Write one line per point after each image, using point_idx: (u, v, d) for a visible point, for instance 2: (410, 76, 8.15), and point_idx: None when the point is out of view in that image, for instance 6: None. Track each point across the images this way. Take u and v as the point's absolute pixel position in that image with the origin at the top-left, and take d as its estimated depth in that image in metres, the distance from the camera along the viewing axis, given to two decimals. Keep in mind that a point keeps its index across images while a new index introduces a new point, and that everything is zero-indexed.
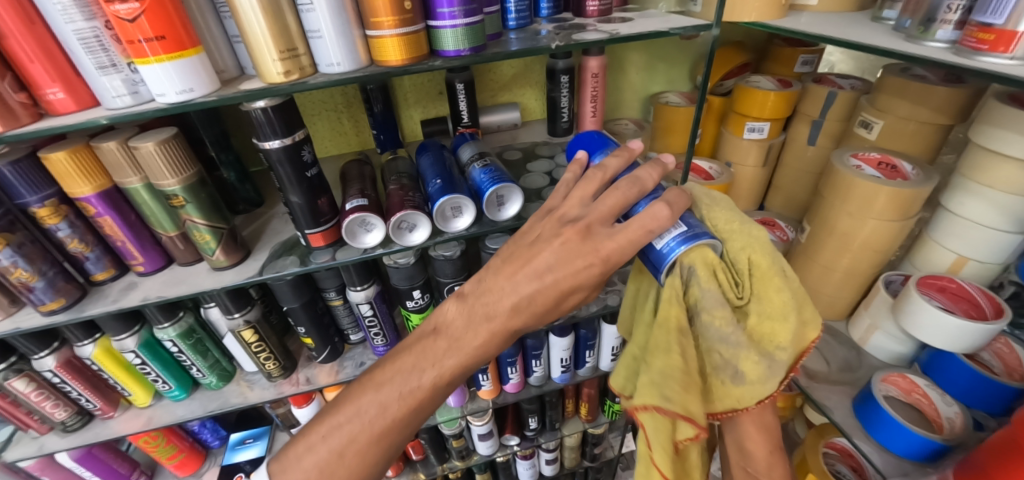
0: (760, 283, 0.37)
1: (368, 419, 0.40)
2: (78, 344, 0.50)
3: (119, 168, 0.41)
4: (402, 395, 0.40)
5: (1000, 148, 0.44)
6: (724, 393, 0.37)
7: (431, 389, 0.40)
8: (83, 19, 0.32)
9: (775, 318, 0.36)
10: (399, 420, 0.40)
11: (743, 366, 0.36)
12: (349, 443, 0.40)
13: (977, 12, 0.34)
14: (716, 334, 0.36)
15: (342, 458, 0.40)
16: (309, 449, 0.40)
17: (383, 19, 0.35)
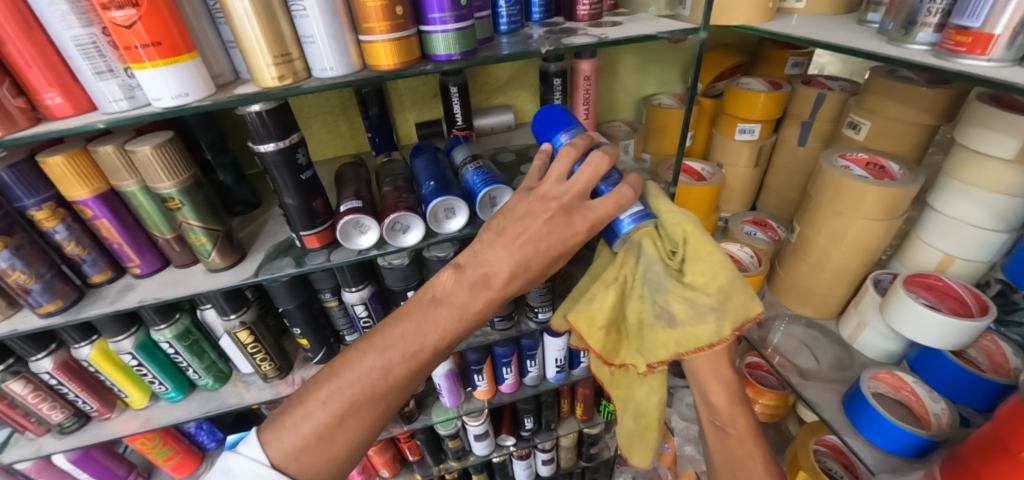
0: (694, 247, 0.42)
1: (370, 383, 0.41)
2: (75, 346, 0.51)
3: (116, 172, 0.42)
4: (405, 358, 0.42)
5: (986, 148, 0.45)
6: (661, 340, 0.43)
7: (432, 352, 0.42)
8: (81, 26, 0.33)
9: (705, 274, 0.42)
10: (400, 382, 0.42)
11: (672, 311, 0.42)
12: (351, 409, 0.41)
13: (955, 16, 0.35)
14: (646, 285, 0.43)
15: (343, 424, 0.42)
16: (306, 417, 0.41)
17: (375, 25, 0.36)
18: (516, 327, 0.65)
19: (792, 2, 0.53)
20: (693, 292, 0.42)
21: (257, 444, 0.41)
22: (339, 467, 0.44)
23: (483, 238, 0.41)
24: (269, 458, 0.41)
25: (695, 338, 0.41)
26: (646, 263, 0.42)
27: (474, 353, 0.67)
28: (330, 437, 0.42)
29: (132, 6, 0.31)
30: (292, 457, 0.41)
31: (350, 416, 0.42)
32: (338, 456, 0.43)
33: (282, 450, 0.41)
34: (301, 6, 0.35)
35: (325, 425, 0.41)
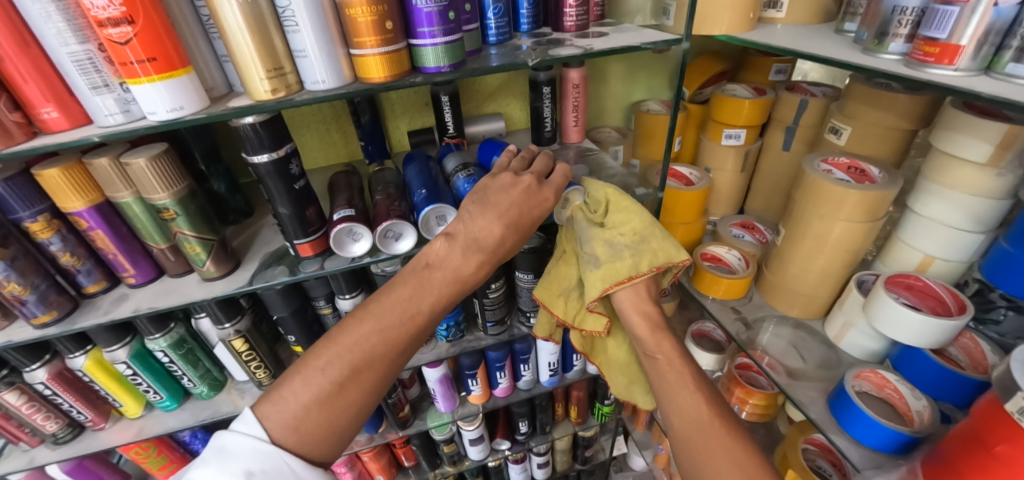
0: (614, 202, 0.51)
1: (369, 348, 0.41)
2: (69, 356, 0.51)
3: (110, 183, 0.42)
4: (404, 321, 0.42)
5: (960, 152, 0.46)
6: (593, 281, 0.50)
7: (429, 315, 0.43)
8: (77, 42, 0.34)
9: (621, 220, 0.50)
10: (398, 346, 0.42)
11: (598, 254, 0.50)
12: (352, 375, 0.40)
13: (923, 27, 0.37)
14: (579, 240, 0.52)
15: (342, 395, 0.40)
16: (306, 385, 0.39)
17: (366, 39, 0.37)
18: (509, 331, 0.65)
19: (772, 12, 0.55)
20: (611, 235, 0.50)
21: (253, 420, 0.38)
22: (341, 439, 0.41)
23: (470, 208, 0.44)
24: (268, 434, 0.38)
25: (617, 272, 0.49)
26: (577, 227, 0.52)
27: (468, 358, 0.68)
28: (333, 406, 0.39)
29: (128, 23, 0.32)
30: (294, 437, 0.38)
31: (350, 383, 0.40)
32: (341, 425, 0.40)
33: (281, 427, 0.38)
34: (293, 21, 0.36)
35: (326, 392, 0.39)
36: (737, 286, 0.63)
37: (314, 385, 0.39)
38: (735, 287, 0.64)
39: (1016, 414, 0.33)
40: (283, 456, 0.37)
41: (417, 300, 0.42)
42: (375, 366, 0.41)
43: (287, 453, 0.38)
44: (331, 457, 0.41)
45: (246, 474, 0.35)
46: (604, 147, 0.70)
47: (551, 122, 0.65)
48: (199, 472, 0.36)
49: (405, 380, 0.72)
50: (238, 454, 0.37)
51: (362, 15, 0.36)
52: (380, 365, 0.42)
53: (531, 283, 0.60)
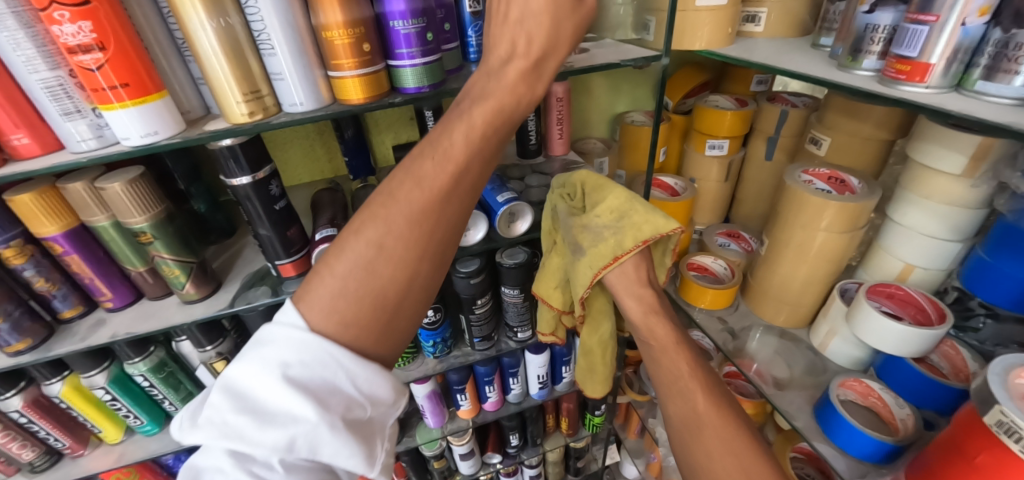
0: (592, 186, 0.51)
1: (404, 194, 0.35)
2: (45, 383, 0.50)
3: (85, 207, 0.42)
4: (437, 160, 0.35)
5: (936, 164, 0.47)
6: (579, 270, 0.49)
7: (466, 148, 0.35)
8: (47, 69, 0.33)
9: (598, 201, 0.49)
10: (439, 193, 0.35)
11: (581, 240, 0.49)
12: (388, 232, 0.34)
13: (894, 45, 0.37)
14: (563, 231, 0.51)
15: (382, 252, 0.34)
16: (342, 253, 0.34)
17: (344, 61, 0.37)
18: (496, 346, 0.65)
19: (751, 26, 0.56)
20: (588, 219, 0.49)
21: (292, 310, 0.34)
22: (393, 321, 0.36)
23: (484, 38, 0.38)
24: (307, 325, 0.33)
25: (601, 256, 0.47)
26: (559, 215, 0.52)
27: (456, 373, 0.67)
28: (372, 274, 0.34)
29: (99, 50, 0.32)
30: (336, 327, 0.34)
31: (391, 240, 0.34)
32: (391, 301, 0.35)
33: (319, 314, 0.33)
34: (269, 45, 0.36)
35: (364, 257, 0.34)
36: (722, 296, 0.64)
37: (352, 260, 0.34)
38: (721, 297, 0.65)
39: (994, 427, 0.34)
40: (324, 348, 0.33)
41: (447, 135, 0.36)
42: (416, 219, 0.35)
43: (332, 344, 0.33)
44: (387, 353, 0.37)
45: (283, 366, 0.32)
46: (589, 159, 0.71)
47: (535, 135, 0.65)
48: (241, 366, 0.34)
49: None
50: (276, 342, 0.33)
51: (340, 37, 0.36)
52: (429, 231, 0.35)
53: (517, 297, 0.60)
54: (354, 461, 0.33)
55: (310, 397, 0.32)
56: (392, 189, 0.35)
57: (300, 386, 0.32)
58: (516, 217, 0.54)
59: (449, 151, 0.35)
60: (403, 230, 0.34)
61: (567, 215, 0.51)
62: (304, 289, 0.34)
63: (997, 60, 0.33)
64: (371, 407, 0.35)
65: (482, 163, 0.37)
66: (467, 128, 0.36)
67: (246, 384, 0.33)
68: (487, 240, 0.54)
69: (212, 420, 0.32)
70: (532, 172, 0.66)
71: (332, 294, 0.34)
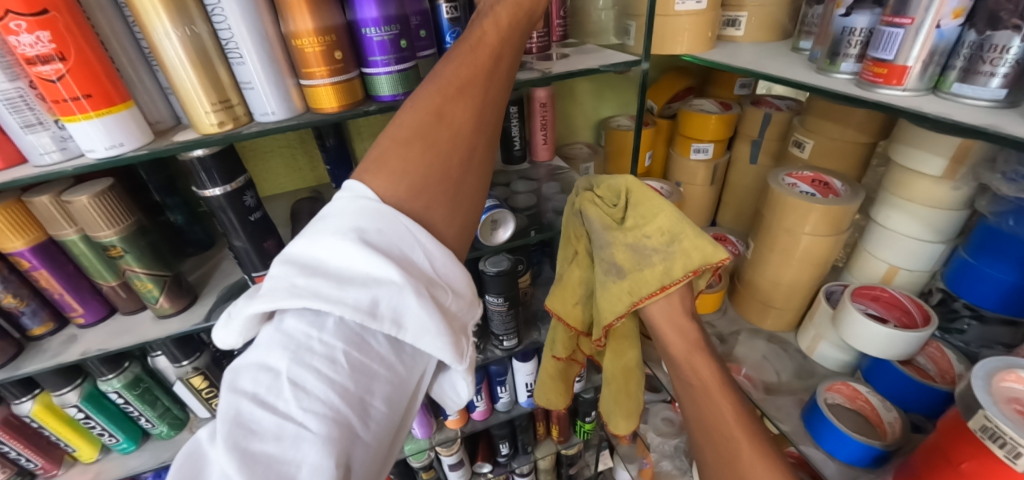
0: (635, 196, 0.45)
1: (453, 67, 0.37)
2: (15, 402, 0.48)
3: (53, 221, 0.41)
4: (473, 46, 0.38)
5: (918, 166, 0.47)
6: (612, 294, 0.45)
7: (497, 39, 0.39)
8: (6, 80, 0.32)
9: (644, 218, 0.44)
10: (482, 68, 0.38)
11: (621, 262, 0.45)
12: (443, 100, 0.36)
13: (871, 48, 0.37)
14: (597, 245, 0.47)
15: (441, 120, 0.35)
16: (399, 124, 0.35)
17: (316, 69, 0.36)
18: (482, 354, 0.64)
19: (731, 30, 0.56)
20: (632, 237, 0.44)
21: (360, 183, 0.32)
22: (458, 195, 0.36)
23: None
24: (377, 195, 0.32)
25: (646, 284, 0.43)
26: (590, 225, 0.47)
27: None
28: (433, 137, 0.35)
29: (60, 60, 0.31)
30: (407, 193, 0.33)
31: (449, 106, 0.36)
32: (454, 175, 0.36)
33: (386, 183, 0.33)
34: (238, 53, 0.35)
35: (426, 121, 0.35)
36: (710, 299, 0.64)
37: (411, 126, 0.35)
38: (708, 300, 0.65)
39: (979, 433, 0.33)
40: (400, 216, 0.31)
41: (477, 30, 0.39)
42: (469, 90, 0.37)
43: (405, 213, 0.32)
44: (457, 243, 0.36)
45: (358, 229, 0.29)
46: (574, 164, 0.71)
47: (520, 141, 0.65)
48: (299, 243, 0.30)
49: None
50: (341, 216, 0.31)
51: (310, 45, 0.35)
52: (478, 103, 0.37)
53: (502, 306, 0.59)
54: (440, 346, 0.30)
55: (392, 261, 0.29)
56: (437, 69, 0.37)
57: (379, 248, 0.29)
58: (499, 224, 0.53)
59: (483, 38, 0.39)
60: (457, 97, 0.36)
61: (603, 226, 0.46)
62: (371, 164, 0.34)
63: (973, 62, 0.33)
64: (450, 296, 0.32)
65: (514, 50, 0.40)
66: (494, 21, 0.39)
67: (312, 254, 0.29)
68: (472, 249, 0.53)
69: (275, 288, 0.27)
70: (518, 179, 0.66)
71: (401, 158, 0.34)
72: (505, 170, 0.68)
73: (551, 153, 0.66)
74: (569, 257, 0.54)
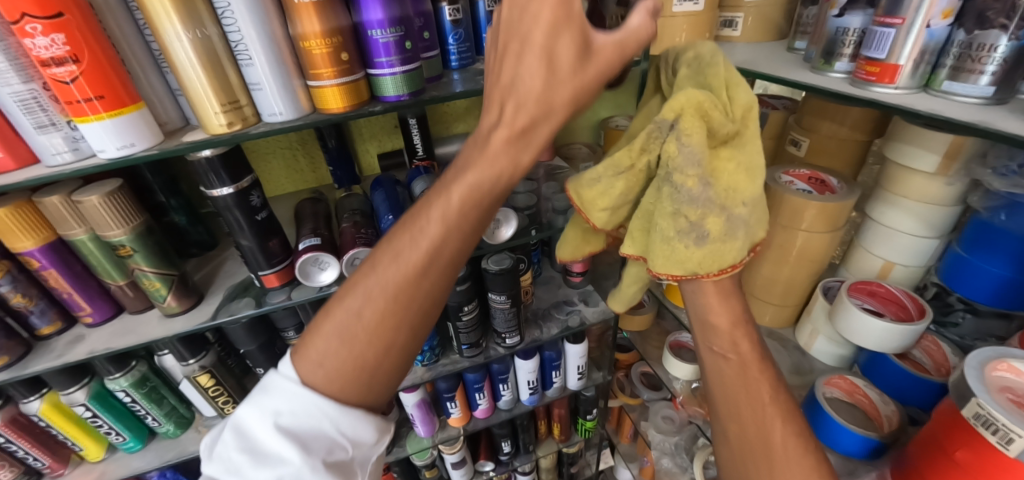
0: (742, 137, 0.37)
1: (382, 269, 0.34)
2: (23, 401, 0.48)
3: (62, 221, 0.41)
4: (414, 237, 0.34)
5: (912, 163, 0.48)
6: (682, 256, 0.37)
7: (443, 225, 0.34)
8: (20, 82, 0.33)
9: (744, 178, 0.36)
10: (420, 266, 0.34)
11: (711, 227, 0.36)
12: (365, 303, 0.34)
13: (864, 48, 0.38)
14: (686, 191, 0.36)
15: (361, 317, 0.34)
16: (329, 317, 0.35)
17: (323, 70, 0.37)
18: (485, 352, 0.65)
19: (728, 31, 0.57)
20: (731, 201, 0.36)
21: (288, 362, 0.36)
22: (376, 380, 0.36)
23: None
24: (298, 377, 0.35)
25: (723, 259, 0.37)
26: (683, 161, 0.35)
27: (445, 381, 0.67)
28: (353, 337, 0.34)
29: (73, 62, 0.32)
30: (325, 378, 0.35)
31: (369, 307, 0.34)
32: (371, 364, 0.35)
33: (312, 369, 0.35)
34: (246, 55, 0.36)
35: (346, 322, 0.35)
36: None
37: (337, 326, 0.35)
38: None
39: (972, 420, 0.34)
40: (312, 399, 0.35)
41: (425, 211, 0.34)
42: (389, 290, 0.34)
43: (321, 396, 0.35)
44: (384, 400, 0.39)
45: (275, 414, 0.34)
46: (574, 164, 0.71)
47: None
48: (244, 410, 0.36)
49: None
50: (273, 391, 0.36)
51: (318, 47, 0.36)
52: (407, 304, 0.35)
53: (505, 303, 0.60)
54: None
55: (296, 441, 0.34)
56: (365, 274, 0.35)
57: (290, 432, 0.34)
58: (501, 223, 0.54)
59: (425, 225, 0.34)
60: (382, 298, 0.34)
61: (706, 167, 0.35)
62: (301, 344, 0.36)
63: (962, 60, 0.34)
64: (353, 449, 0.36)
65: (462, 238, 0.35)
66: (443, 208, 0.34)
67: (247, 425, 0.35)
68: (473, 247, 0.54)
69: (219, 456, 0.34)
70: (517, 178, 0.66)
71: (321, 350, 0.35)
72: None
73: (551, 153, 0.68)
74: (630, 175, 0.40)
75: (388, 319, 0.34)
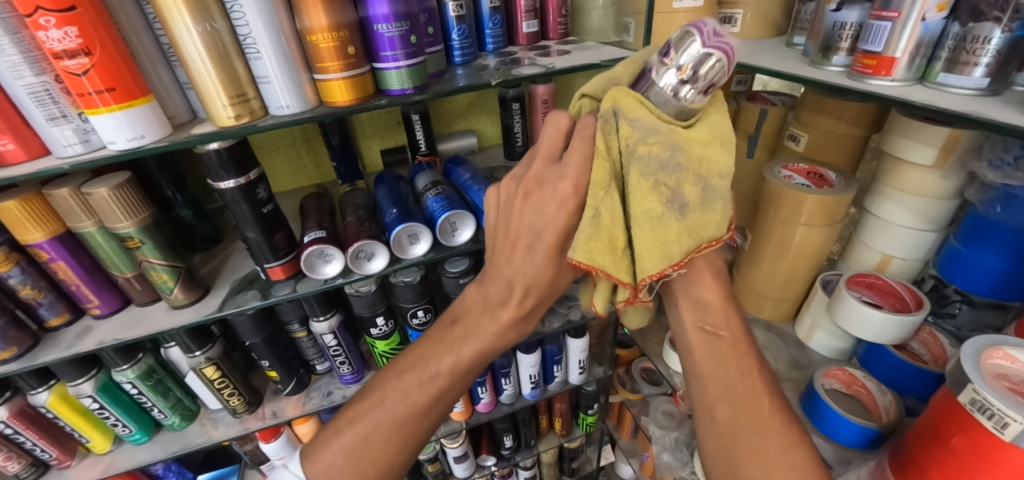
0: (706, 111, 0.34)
1: (390, 405, 0.45)
2: (31, 393, 0.49)
3: (72, 213, 0.42)
4: (422, 382, 0.45)
5: (909, 157, 0.48)
6: (665, 236, 0.34)
7: (448, 375, 0.45)
8: (33, 74, 0.33)
9: (718, 144, 0.34)
10: (421, 407, 0.45)
11: (688, 195, 0.34)
12: (372, 429, 0.45)
13: (861, 41, 0.39)
14: (650, 161, 0.33)
15: (367, 442, 0.44)
16: (339, 434, 0.45)
17: (329, 64, 0.38)
18: None
19: (727, 27, 0.58)
20: (704, 170, 0.34)
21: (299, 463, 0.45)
22: None
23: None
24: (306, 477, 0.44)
25: (705, 229, 0.35)
26: (641, 135, 0.33)
27: None
28: (359, 455, 0.44)
29: (85, 55, 0.32)
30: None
31: (375, 433, 0.44)
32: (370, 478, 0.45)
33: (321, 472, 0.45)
34: (254, 49, 0.36)
35: (352, 444, 0.45)
36: None
37: (349, 444, 0.45)
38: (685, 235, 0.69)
39: (968, 406, 0.35)
40: None
41: (433, 362, 0.45)
42: (392, 423, 0.44)
43: None
44: None
45: None
46: None
47: (522, 137, 0.67)
48: None
49: None
50: None
51: (324, 41, 0.37)
52: (406, 433, 0.45)
53: None
54: None
55: None
56: (374, 407, 0.45)
57: None
58: (458, 226, 0.52)
59: (433, 371, 0.45)
60: (386, 429, 0.44)
61: (669, 134, 0.32)
62: (314, 450, 0.46)
63: (957, 52, 0.34)
64: None
65: (455, 383, 0.46)
66: (454, 358, 0.45)
67: None
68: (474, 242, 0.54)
69: None
70: None
71: (331, 461, 0.45)
72: (507, 167, 0.70)
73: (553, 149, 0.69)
74: (604, 178, 0.34)
75: (389, 443, 0.45)
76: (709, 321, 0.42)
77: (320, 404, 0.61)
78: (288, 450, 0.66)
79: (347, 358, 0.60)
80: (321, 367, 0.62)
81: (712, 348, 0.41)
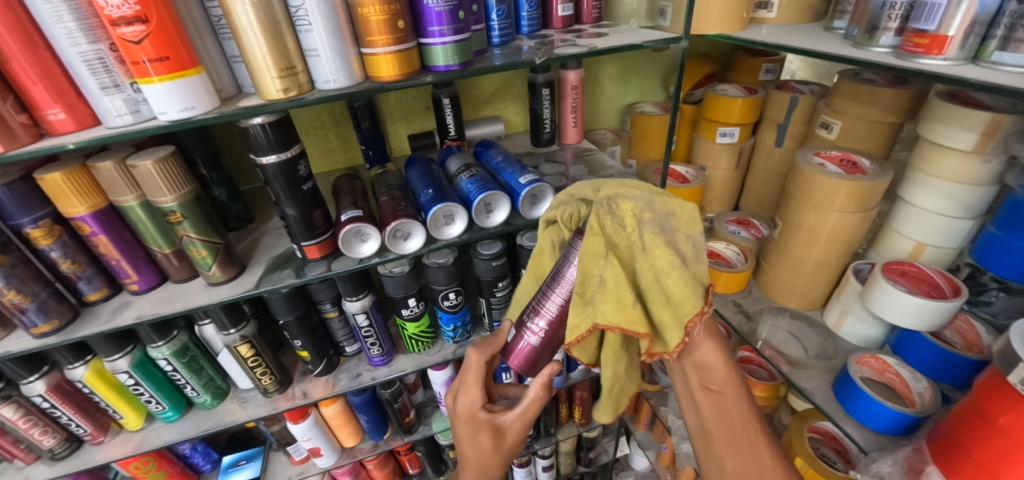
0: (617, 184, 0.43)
1: None
2: (68, 367, 0.50)
3: (116, 187, 0.42)
4: None
5: (946, 142, 0.48)
6: (688, 284, 0.38)
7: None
8: (87, 42, 0.33)
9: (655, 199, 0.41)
10: None
11: (686, 249, 0.40)
12: None
13: (912, 20, 0.38)
14: (653, 223, 0.39)
15: None
16: None
17: (377, 38, 0.38)
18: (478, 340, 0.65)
19: (763, 12, 0.57)
20: (689, 228, 0.40)
21: None
22: None
23: None
24: None
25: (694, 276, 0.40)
26: (642, 205, 0.39)
27: None
28: None
29: (141, 22, 0.32)
30: None
31: None
32: None
33: None
34: (306, 21, 0.36)
35: None
36: (735, 278, 0.66)
37: None
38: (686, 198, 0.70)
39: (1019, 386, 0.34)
40: None
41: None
42: None
43: None
44: None
45: None
46: (602, 147, 0.72)
47: (550, 123, 0.67)
48: None
49: (410, 384, 0.72)
50: None
51: (374, 14, 0.37)
52: None
53: None
54: None
55: None
56: None
57: None
58: (493, 207, 0.52)
59: None
60: None
61: (662, 204, 0.40)
62: None
63: (1013, 30, 0.34)
64: None
65: None
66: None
67: None
68: (507, 225, 0.54)
69: None
70: (545, 161, 0.66)
71: None
72: (534, 153, 0.70)
73: (580, 136, 0.69)
74: (599, 248, 0.39)
75: None
76: (713, 380, 0.43)
77: (349, 385, 0.61)
78: (315, 432, 0.66)
79: (377, 339, 0.60)
80: (350, 348, 0.63)
81: (717, 402, 0.42)
